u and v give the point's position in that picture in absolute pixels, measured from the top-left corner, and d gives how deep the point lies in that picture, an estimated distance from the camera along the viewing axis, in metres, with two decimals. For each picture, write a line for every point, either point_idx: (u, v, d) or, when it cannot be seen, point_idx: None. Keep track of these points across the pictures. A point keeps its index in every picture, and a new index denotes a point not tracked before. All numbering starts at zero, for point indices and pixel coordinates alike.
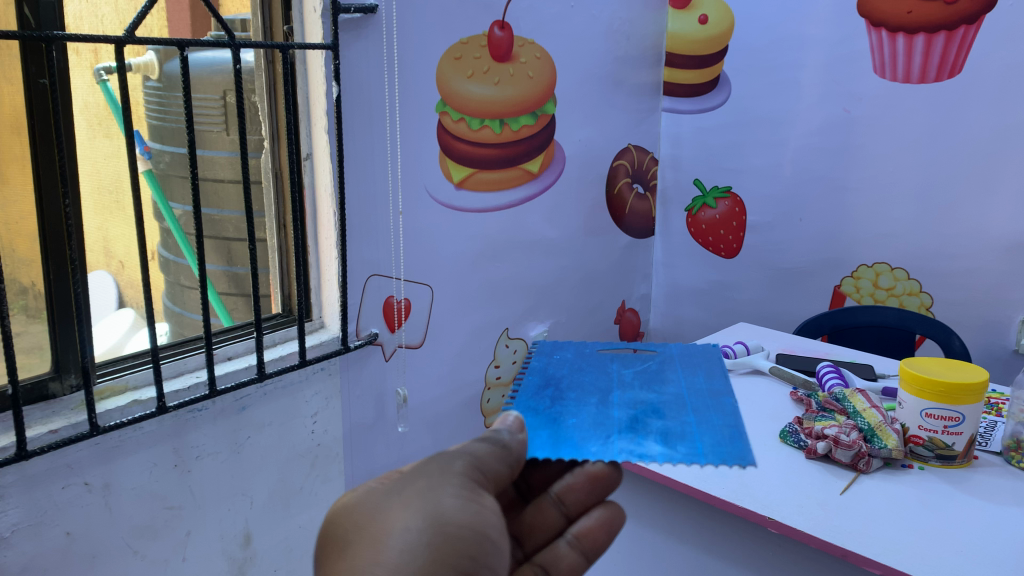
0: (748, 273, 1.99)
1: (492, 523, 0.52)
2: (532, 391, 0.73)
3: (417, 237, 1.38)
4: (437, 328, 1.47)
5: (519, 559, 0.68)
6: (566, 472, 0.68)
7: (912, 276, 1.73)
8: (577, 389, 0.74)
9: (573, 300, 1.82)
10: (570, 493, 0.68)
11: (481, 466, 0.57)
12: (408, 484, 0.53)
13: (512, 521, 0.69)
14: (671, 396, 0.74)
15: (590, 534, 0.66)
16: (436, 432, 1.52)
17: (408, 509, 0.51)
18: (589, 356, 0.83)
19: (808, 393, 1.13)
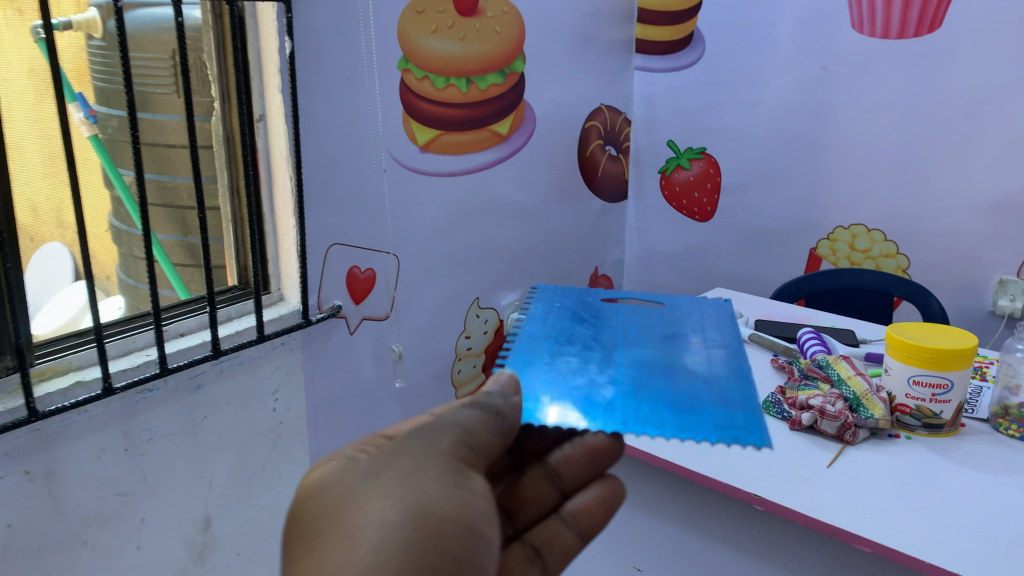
0: (723, 236, 1.95)
1: (479, 513, 0.51)
2: (528, 351, 0.78)
3: (382, 203, 1.31)
4: (405, 298, 1.41)
5: (510, 534, 0.68)
6: (565, 442, 0.69)
7: (889, 238, 1.70)
8: (571, 349, 0.80)
9: (546, 267, 1.77)
10: (568, 465, 0.68)
11: (469, 442, 0.57)
12: (391, 464, 0.53)
13: (507, 496, 0.69)
14: (677, 359, 0.79)
15: (586, 510, 0.67)
16: (405, 406, 1.47)
17: (386, 497, 0.50)
18: (585, 316, 0.88)
19: (789, 360, 1.10)
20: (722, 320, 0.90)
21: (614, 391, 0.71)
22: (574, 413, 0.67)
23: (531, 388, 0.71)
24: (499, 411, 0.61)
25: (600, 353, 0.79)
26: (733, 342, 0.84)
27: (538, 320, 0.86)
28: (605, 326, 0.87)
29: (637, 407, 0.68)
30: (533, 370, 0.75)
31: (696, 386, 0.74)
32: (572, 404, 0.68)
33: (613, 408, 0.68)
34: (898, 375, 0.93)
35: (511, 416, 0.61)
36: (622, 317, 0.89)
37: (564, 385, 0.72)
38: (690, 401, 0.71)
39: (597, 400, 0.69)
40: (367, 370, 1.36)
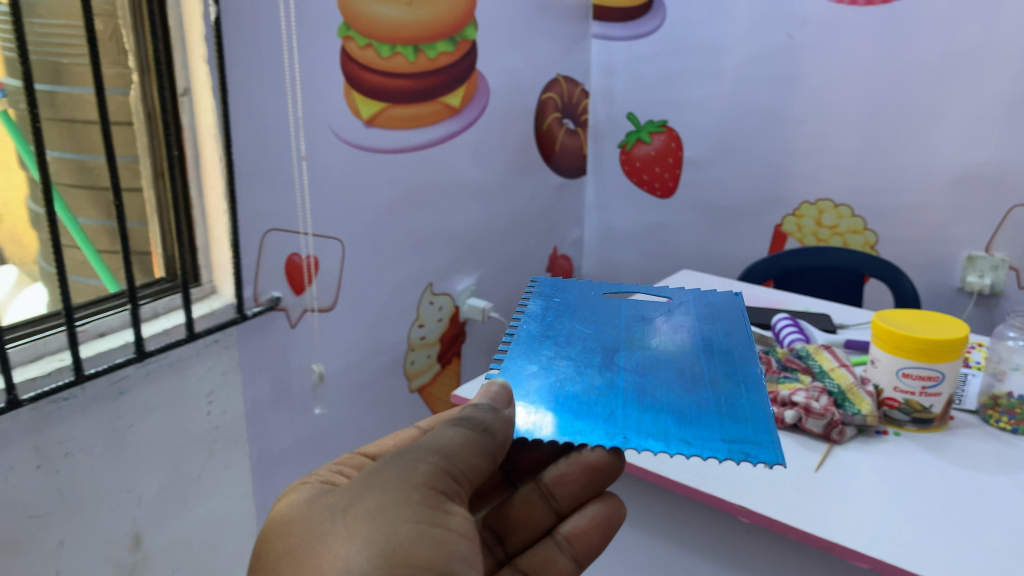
0: (684, 213, 1.88)
1: (450, 548, 0.58)
2: (523, 353, 0.76)
3: (323, 184, 1.21)
4: (351, 286, 1.31)
5: (500, 558, 0.77)
6: (558, 464, 0.75)
7: (856, 213, 1.65)
8: (571, 348, 0.77)
9: (502, 248, 1.68)
10: (567, 486, 0.75)
11: (450, 466, 0.63)
12: (382, 463, 0.64)
13: (501, 519, 0.77)
14: (687, 361, 0.75)
15: (581, 535, 0.75)
16: (355, 401, 1.37)
17: (359, 520, 0.59)
18: (586, 309, 0.86)
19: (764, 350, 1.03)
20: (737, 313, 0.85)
21: (614, 395, 0.69)
22: (569, 424, 0.65)
23: (525, 398, 0.69)
24: (487, 429, 0.66)
25: (602, 352, 0.77)
26: (746, 335, 0.80)
27: (537, 317, 0.84)
28: (607, 319, 0.84)
29: (636, 414, 0.66)
30: (530, 374, 0.73)
31: (702, 384, 0.70)
32: (566, 415, 0.66)
33: (612, 417, 0.66)
34: (886, 368, 0.87)
35: (499, 433, 0.66)
36: (627, 308, 0.86)
37: (558, 390, 0.70)
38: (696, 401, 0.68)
39: (595, 407, 0.67)
40: (310, 365, 1.26)
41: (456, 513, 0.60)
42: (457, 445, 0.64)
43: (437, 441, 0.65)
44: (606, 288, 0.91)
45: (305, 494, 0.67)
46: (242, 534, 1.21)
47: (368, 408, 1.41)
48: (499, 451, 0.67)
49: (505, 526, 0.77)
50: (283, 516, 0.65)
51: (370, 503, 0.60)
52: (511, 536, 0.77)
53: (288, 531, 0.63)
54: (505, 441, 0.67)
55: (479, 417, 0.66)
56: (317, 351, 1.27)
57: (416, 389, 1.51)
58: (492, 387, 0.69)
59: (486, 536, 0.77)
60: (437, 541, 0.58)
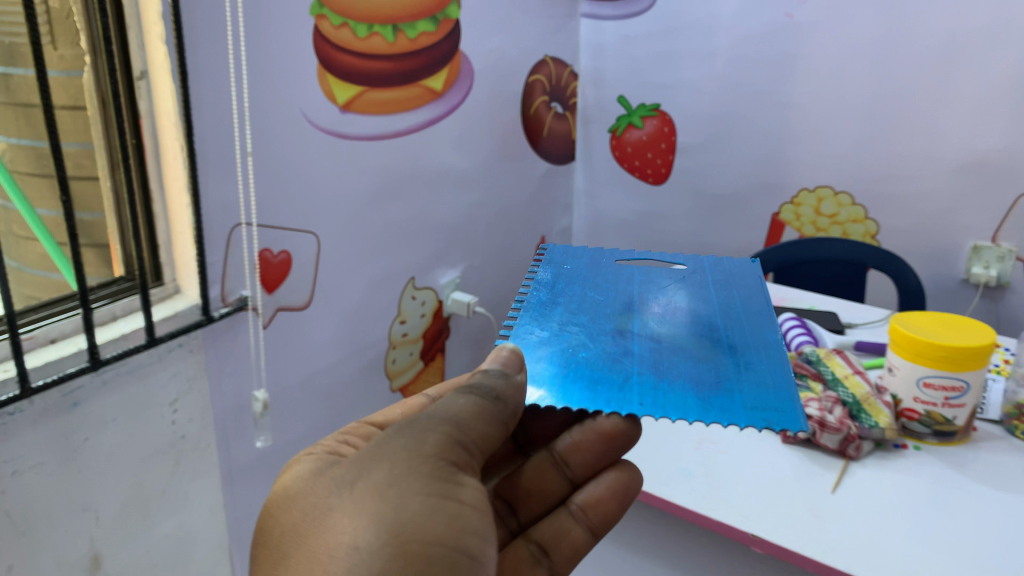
0: (677, 201, 1.80)
1: (461, 519, 0.59)
2: (534, 322, 0.80)
3: (297, 174, 1.13)
4: (329, 282, 1.23)
5: (514, 528, 0.76)
6: (568, 432, 0.75)
7: (857, 202, 1.58)
8: (582, 319, 0.80)
9: (488, 239, 1.60)
10: (580, 454, 0.74)
11: (461, 435, 0.66)
12: (392, 433, 0.65)
13: (514, 489, 0.76)
14: (695, 336, 0.78)
15: (594, 505, 0.73)
16: (333, 403, 1.30)
17: (367, 493, 0.60)
18: (596, 286, 0.89)
19: None
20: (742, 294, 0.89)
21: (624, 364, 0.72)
22: (580, 389, 0.68)
23: (537, 364, 0.72)
24: (497, 397, 0.68)
25: (613, 324, 0.80)
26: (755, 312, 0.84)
27: (549, 290, 0.87)
28: (616, 296, 0.88)
29: (646, 381, 0.69)
30: (542, 343, 0.76)
31: (710, 356, 0.74)
32: (578, 380, 0.69)
33: (622, 384, 0.69)
34: (905, 377, 0.80)
35: (510, 401, 0.69)
36: (636, 287, 0.90)
37: (571, 358, 0.73)
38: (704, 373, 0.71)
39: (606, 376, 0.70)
40: (285, 367, 1.19)
41: (466, 485, 0.62)
42: (469, 414, 0.67)
43: (448, 410, 0.68)
44: (614, 268, 0.95)
45: (312, 466, 0.68)
46: (214, 547, 1.14)
47: (348, 409, 1.34)
48: (510, 418, 0.70)
49: (519, 496, 0.76)
50: (290, 490, 0.66)
51: (380, 477, 0.61)
52: (524, 507, 0.76)
53: (297, 502, 0.64)
54: (515, 409, 0.70)
55: (490, 385, 0.69)
56: (292, 351, 1.19)
57: (398, 388, 1.44)
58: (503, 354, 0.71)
59: (498, 506, 0.76)
60: (449, 514, 0.59)
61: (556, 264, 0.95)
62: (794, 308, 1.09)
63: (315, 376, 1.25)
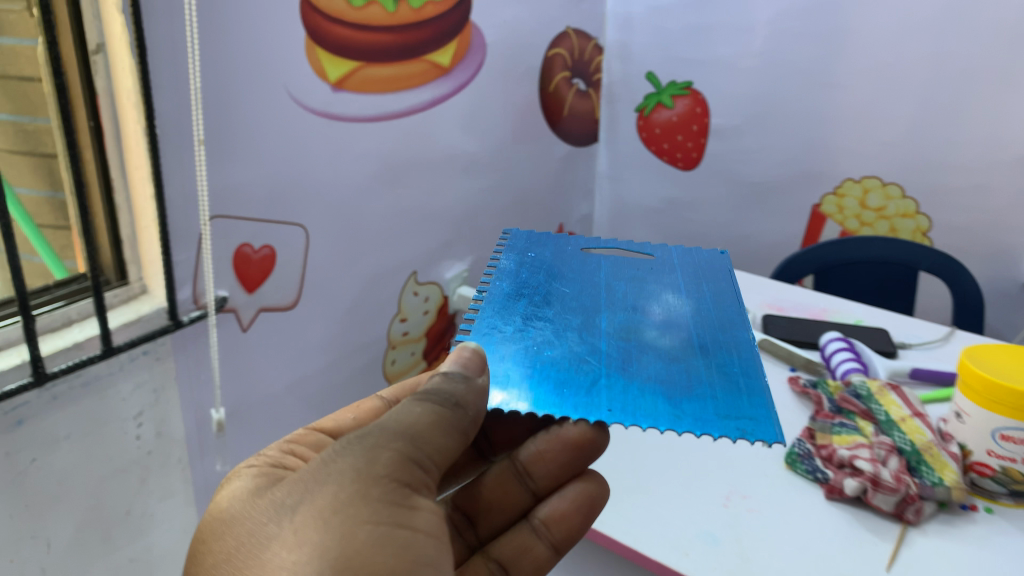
0: (708, 188, 1.66)
1: (418, 549, 0.50)
2: (496, 312, 0.71)
3: (280, 161, 1.01)
4: (318, 279, 1.12)
5: (474, 542, 0.68)
6: (531, 439, 0.65)
7: (907, 194, 1.43)
8: (547, 308, 0.72)
9: (500, 227, 1.48)
10: (544, 465, 0.65)
11: (415, 449, 0.56)
12: (337, 450, 0.55)
13: (471, 500, 0.68)
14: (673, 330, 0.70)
15: (559, 519, 0.64)
16: (323, 408, 1.20)
17: (304, 526, 0.51)
18: (562, 270, 0.80)
19: (812, 382, 0.83)
20: (716, 281, 0.81)
21: (598, 365, 0.64)
22: (549, 395, 0.61)
23: (500, 363, 0.64)
24: (457, 404, 0.59)
25: (581, 316, 0.72)
26: (734, 306, 0.76)
27: (511, 275, 0.78)
28: (584, 280, 0.79)
29: (622, 385, 0.62)
30: (505, 338, 0.67)
31: (692, 355, 0.67)
32: (546, 383, 0.62)
33: (594, 389, 0.61)
34: (979, 426, 0.67)
35: (471, 407, 0.59)
36: (606, 272, 0.81)
37: (535, 356, 0.65)
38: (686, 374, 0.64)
39: (577, 379, 0.62)
40: (268, 372, 1.08)
41: (421, 509, 0.53)
42: (425, 423, 0.57)
43: (400, 419, 0.57)
44: (582, 249, 0.86)
45: (251, 486, 0.59)
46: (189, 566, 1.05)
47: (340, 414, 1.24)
48: (472, 426, 0.60)
49: (479, 507, 0.67)
50: (223, 514, 0.57)
51: (324, 501, 0.51)
52: (484, 520, 0.68)
53: (229, 532, 0.55)
54: (477, 416, 0.60)
55: (449, 391, 0.59)
56: (276, 355, 1.09)
57: None
58: (465, 350, 0.62)
59: (454, 518, 0.67)
60: (401, 545, 0.50)
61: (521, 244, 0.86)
62: (838, 325, 0.96)
63: (303, 380, 1.14)
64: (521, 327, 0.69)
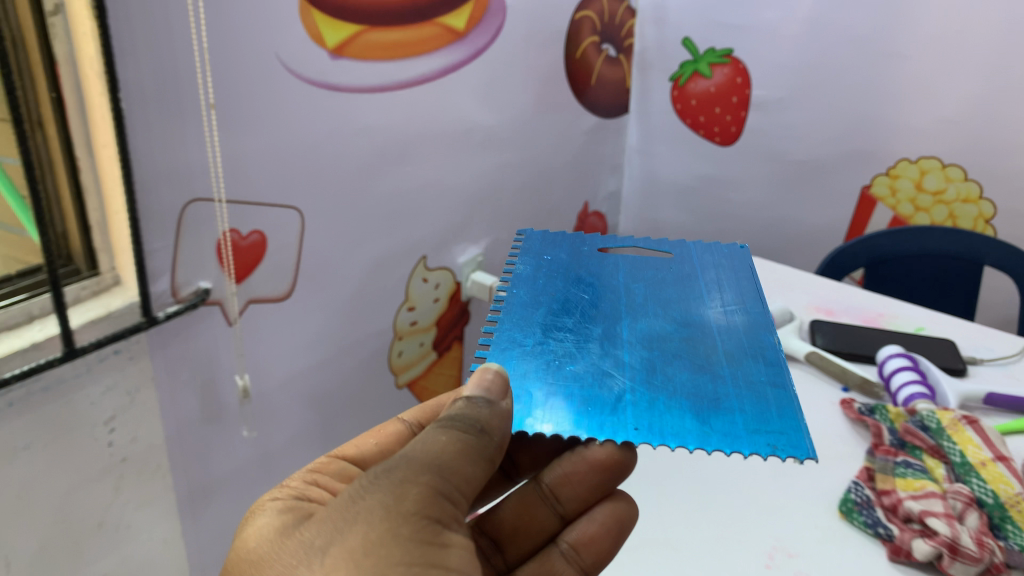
0: (747, 166, 1.53)
1: None
2: (515, 321, 0.63)
3: (270, 138, 0.90)
4: (315, 267, 1.02)
5: (501, 569, 0.62)
6: (557, 462, 0.59)
7: (970, 177, 1.29)
8: (566, 317, 0.64)
9: (519, 207, 1.37)
10: (572, 487, 0.59)
11: (443, 484, 0.50)
12: (363, 482, 0.49)
13: (496, 525, 0.62)
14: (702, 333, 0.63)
15: (591, 542, 0.58)
16: (323, 404, 1.11)
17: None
18: (580, 273, 0.72)
19: (870, 407, 0.72)
20: (746, 281, 0.71)
21: (628, 379, 0.57)
22: (576, 414, 0.53)
23: (523, 381, 0.56)
24: (482, 430, 0.52)
25: (603, 323, 0.64)
26: (757, 309, 0.67)
27: (527, 281, 0.69)
28: (606, 282, 0.71)
29: (658, 401, 0.54)
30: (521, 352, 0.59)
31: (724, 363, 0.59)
32: (572, 401, 0.54)
33: (625, 406, 0.54)
34: None
35: (497, 433, 0.53)
36: (627, 273, 0.73)
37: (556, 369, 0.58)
38: (723, 389, 0.56)
39: (604, 396, 0.55)
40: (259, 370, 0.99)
41: (453, 546, 0.48)
42: (450, 452, 0.51)
43: (422, 449, 0.51)
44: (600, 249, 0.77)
45: (271, 520, 0.53)
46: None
47: (342, 409, 1.15)
48: (499, 453, 0.54)
49: (504, 529, 0.61)
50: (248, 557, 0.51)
51: (355, 543, 0.46)
52: (511, 546, 0.61)
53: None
54: (503, 441, 0.54)
55: (473, 415, 0.52)
56: (267, 352, 0.99)
57: (407, 382, 1.25)
58: (489, 369, 0.54)
59: (480, 544, 0.61)
60: None
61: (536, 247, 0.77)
62: (900, 337, 0.84)
63: (297, 377, 1.05)
64: (541, 339, 0.61)
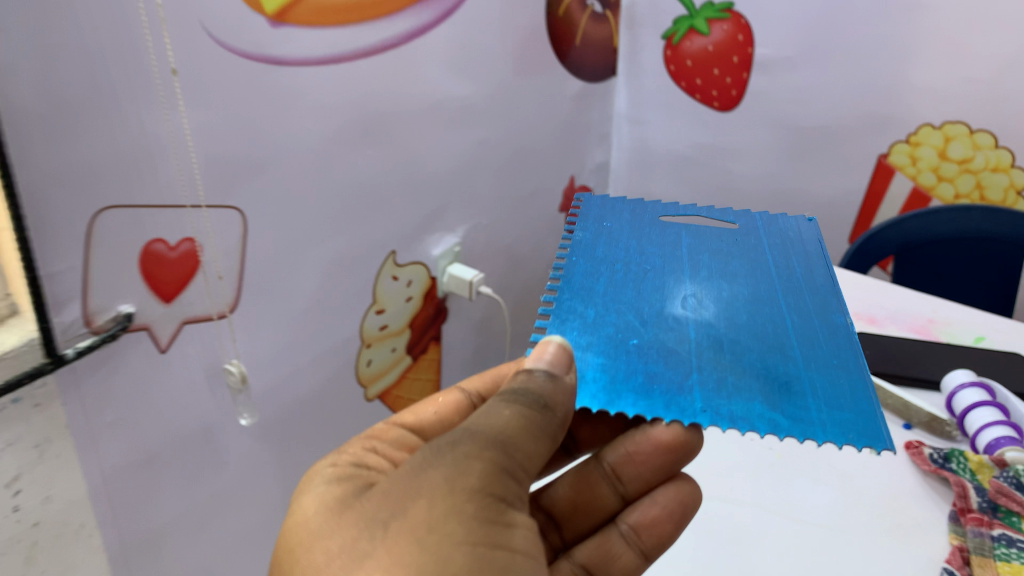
0: (749, 134, 1.39)
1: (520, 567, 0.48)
2: (575, 292, 0.66)
3: (200, 127, 0.73)
4: (262, 274, 0.86)
5: (558, 544, 0.67)
6: (620, 445, 0.62)
7: (1002, 144, 1.16)
8: (627, 291, 0.67)
9: (500, 188, 1.22)
10: (633, 468, 0.63)
11: (509, 459, 0.51)
12: (428, 453, 0.51)
13: (558, 500, 0.67)
14: (761, 315, 0.66)
15: (653, 525, 0.63)
16: (281, 426, 0.97)
17: (393, 553, 0.46)
18: (638, 239, 0.76)
19: (952, 461, 0.71)
20: (811, 251, 0.77)
21: (693, 359, 0.60)
22: (640, 397, 0.56)
23: (587, 358, 0.59)
24: (546, 405, 0.55)
25: (667, 298, 0.67)
26: (826, 286, 0.70)
27: (587, 247, 0.74)
28: (667, 254, 0.74)
29: (720, 386, 0.57)
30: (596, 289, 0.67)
31: (794, 345, 0.62)
32: (639, 377, 0.58)
33: (689, 390, 0.57)
34: None
35: (561, 408, 0.55)
36: (688, 241, 0.77)
37: (622, 340, 0.61)
38: (790, 375, 0.59)
39: (669, 378, 0.57)
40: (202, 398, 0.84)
41: (518, 526, 0.50)
42: (516, 429, 0.53)
43: (488, 424, 0.53)
44: (662, 210, 0.84)
45: (325, 491, 0.55)
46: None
47: (306, 430, 1.01)
48: (560, 430, 0.57)
49: (562, 506, 0.67)
50: (309, 522, 0.53)
51: (419, 518, 0.47)
52: (570, 523, 0.67)
53: (308, 544, 0.51)
54: (565, 418, 0.57)
55: (536, 390, 0.55)
56: (212, 377, 0.84)
57: (379, 392, 1.11)
58: (550, 341, 0.57)
59: (541, 520, 0.66)
60: (500, 567, 0.47)
61: (593, 216, 0.81)
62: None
63: (250, 402, 0.90)
64: (602, 311, 0.64)
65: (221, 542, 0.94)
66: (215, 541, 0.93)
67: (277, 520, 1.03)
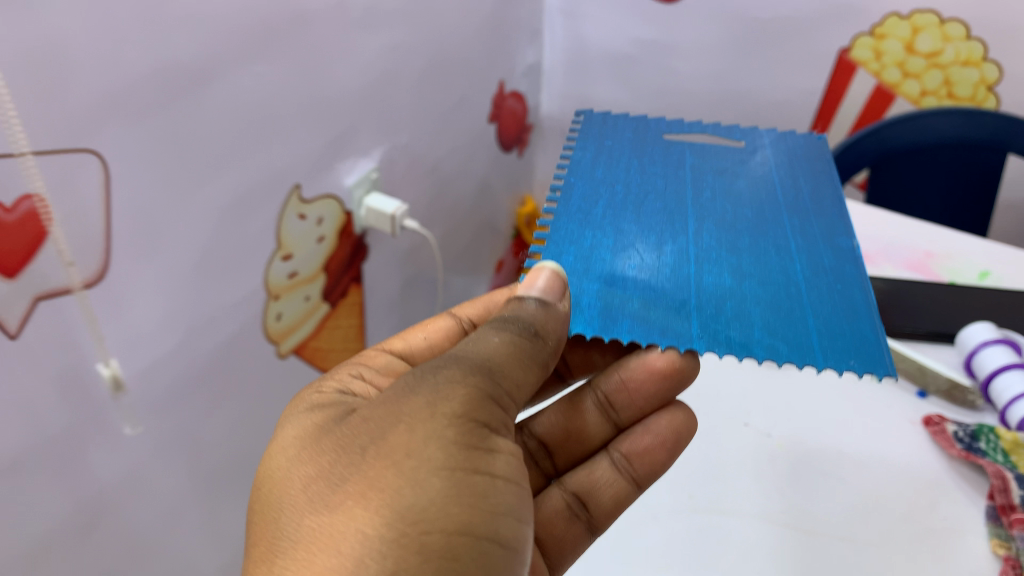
0: (697, 28, 1.25)
1: (503, 496, 0.44)
2: (574, 217, 0.61)
3: (27, 52, 0.55)
4: (134, 232, 0.69)
5: (549, 471, 0.64)
6: (611, 373, 0.60)
7: (974, 35, 1.11)
8: (626, 214, 0.63)
9: (421, 102, 1.06)
10: (627, 397, 0.60)
11: (494, 385, 0.47)
12: (411, 378, 0.47)
13: (551, 428, 0.64)
14: (766, 231, 0.62)
15: (646, 454, 0.61)
16: (182, 400, 0.82)
17: (364, 480, 0.42)
18: (637, 159, 0.70)
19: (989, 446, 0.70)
20: (820, 170, 0.71)
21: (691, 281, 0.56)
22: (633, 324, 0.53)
23: (583, 285, 0.55)
24: (536, 333, 0.50)
25: (673, 220, 0.62)
26: (837, 209, 0.65)
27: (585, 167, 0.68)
28: (669, 172, 0.69)
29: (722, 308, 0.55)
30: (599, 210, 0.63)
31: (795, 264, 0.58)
32: (636, 304, 0.54)
33: (689, 313, 0.54)
34: None
35: (552, 337, 0.51)
36: (691, 160, 0.71)
37: (619, 263, 0.57)
38: (795, 302, 0.56)
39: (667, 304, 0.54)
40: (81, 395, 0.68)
41: (500, 453, 0.45)
42: (503, 354, 0.48)
43: (474, 349, 0.48)
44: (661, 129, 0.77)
45: (306, 418, 0.50)
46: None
47: (207, 403, 0.86)
48: (552, 359, 0.52)
49: (555, 434, 0.64)
50: (284, 452, 0.48)
51: (398, 441, 0.43)
52: (561, 452, 0.64)
53: (283, 473, 0.46)
54: (558, 346, 0.52)
55: (526, 316, 0.50)
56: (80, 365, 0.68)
57: (293, 347, 0.97)
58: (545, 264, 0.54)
59: (531, 448, 0.63)
60: (481, 494, 0.42)
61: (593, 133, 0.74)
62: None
63: (133, 409, 0.76)
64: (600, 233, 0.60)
65: (119, 545, 0.80)
66: (110, 547, 0.79)
67: (187, 507, 0.88)
